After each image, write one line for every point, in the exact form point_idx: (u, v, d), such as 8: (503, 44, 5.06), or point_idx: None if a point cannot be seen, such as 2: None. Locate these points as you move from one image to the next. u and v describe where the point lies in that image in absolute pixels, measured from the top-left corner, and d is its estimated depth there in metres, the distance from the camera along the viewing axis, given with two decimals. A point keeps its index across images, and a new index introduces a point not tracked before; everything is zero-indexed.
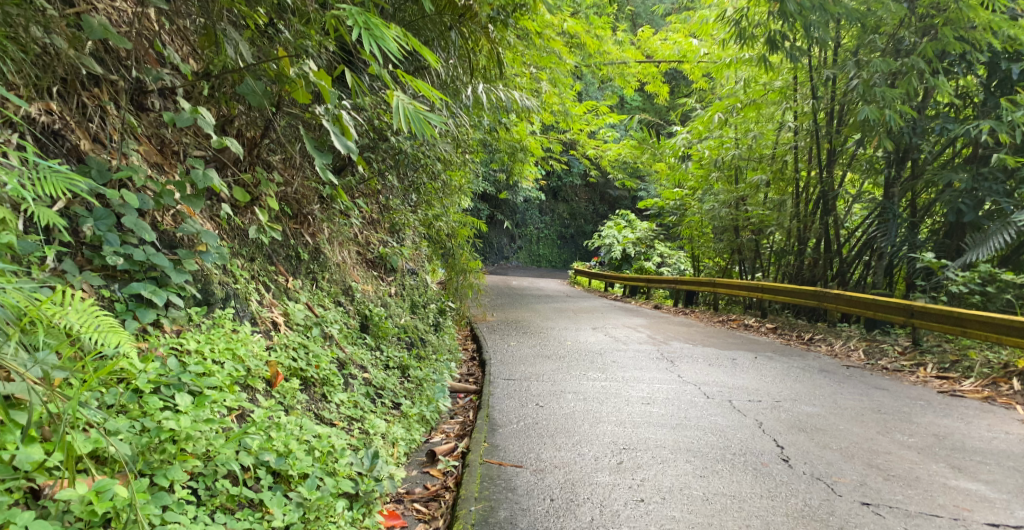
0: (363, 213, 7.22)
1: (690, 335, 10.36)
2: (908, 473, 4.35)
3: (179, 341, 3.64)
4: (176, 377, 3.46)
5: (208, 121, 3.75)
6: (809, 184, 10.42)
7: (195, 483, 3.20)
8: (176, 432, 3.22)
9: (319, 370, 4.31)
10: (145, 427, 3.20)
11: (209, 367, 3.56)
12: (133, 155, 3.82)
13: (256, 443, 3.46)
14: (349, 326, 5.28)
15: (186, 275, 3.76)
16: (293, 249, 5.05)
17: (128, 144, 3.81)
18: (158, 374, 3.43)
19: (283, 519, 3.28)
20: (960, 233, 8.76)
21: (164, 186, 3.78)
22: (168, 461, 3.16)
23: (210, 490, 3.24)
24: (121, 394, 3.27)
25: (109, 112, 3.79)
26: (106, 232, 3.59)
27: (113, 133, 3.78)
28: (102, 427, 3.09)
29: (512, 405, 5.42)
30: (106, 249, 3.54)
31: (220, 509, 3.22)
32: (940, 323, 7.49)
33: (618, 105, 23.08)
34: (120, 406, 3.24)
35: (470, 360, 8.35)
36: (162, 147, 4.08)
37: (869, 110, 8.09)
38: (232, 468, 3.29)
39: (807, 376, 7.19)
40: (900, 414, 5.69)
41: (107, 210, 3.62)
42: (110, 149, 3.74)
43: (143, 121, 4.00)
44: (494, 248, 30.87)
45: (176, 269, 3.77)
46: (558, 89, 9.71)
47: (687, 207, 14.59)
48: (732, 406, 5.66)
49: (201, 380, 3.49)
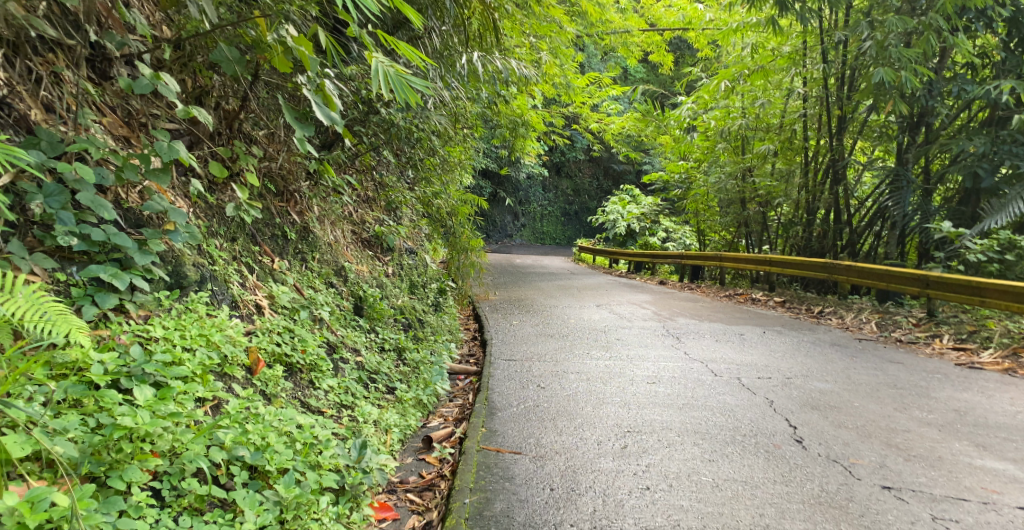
0: (357, 191, 7.02)
1: (697, 311, 10.15)
2: (929, 452, 4.15)
3: (145, 328, 3.47)
4: (139, 367, 3.29)
5: (171, 89, 3.49)
6: (818, 153, 10.15)
7: (158, 484, 3.04)
8: (133, 429, 3.05)
9: (306, 355, 4.15)
10: (100, 423, 3.04)
11: (177, 355, 3.43)
12: (93, 128, 3.62)
13: (230, 437, 3.28)
14: (341, 308, 5.09)
15: (152, 257, 3.58)
16: (278, 228, 4.88)
17: (86, 115, 3.61)
18: (118, 365, 3.25)
19: (256, 521, 3.11)
20: (975, 199, 8.49)
21: (127, 159, 3.54)
22: (126, 461, 3.00)
23: (177, 491, 3.08)
24: (71, 387, 3.08)
25: (64, 79, 3.59)
26: (59, 210, 3.39)
27: (69, 102, 3.58)
28: (47, 425, 2.94)
29: (512, 387, 5.24)
30: (59, 229, 3.35)
31: (188, 510, 3.06)
32: (957, 293, 7.25)
33: (621, 77, 22.72)
34: (72, 401, 3.08)
35: (471, 340, 8.17)
36: (128, 118, 3.87)
37: (883, 72, 7.84)
38: (200, 465, 3.12)
39: (818, 350, 6.99)
40: (918, 389, 5.48)
41: (60, 186, 3.41)
42: (65, 120, 3.55)
43: (106, 91, 3.79)
44: (497, 226, 30.64)
45: (141, 251, 3.59)
46: (560, 60, 9.46)
47: (692, 180, 14.35)
48: (741, 383, 5.46)
49: (168, 370, 3.33)
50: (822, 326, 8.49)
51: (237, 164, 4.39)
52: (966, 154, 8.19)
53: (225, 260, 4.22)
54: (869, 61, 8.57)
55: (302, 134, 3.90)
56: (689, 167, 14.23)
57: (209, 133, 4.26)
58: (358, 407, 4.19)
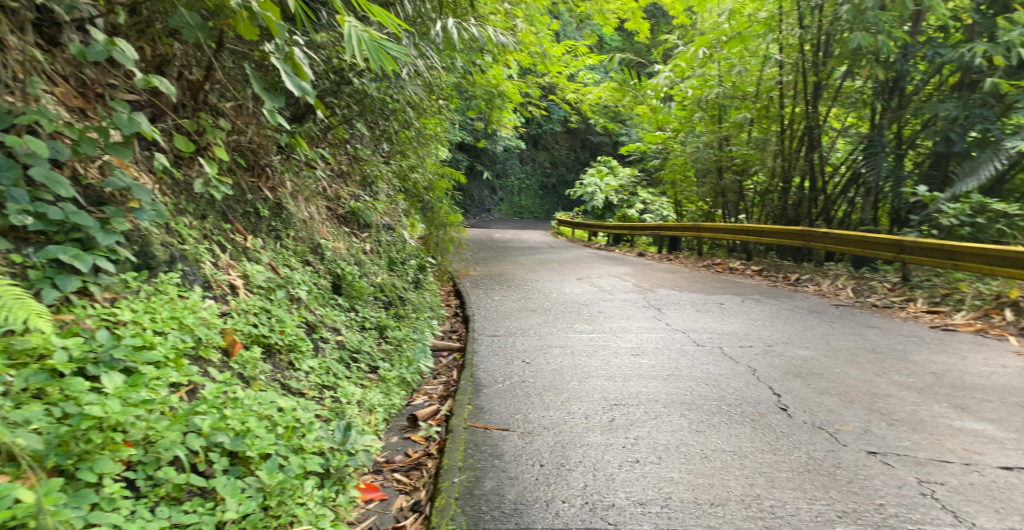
0: (331, 165, 6.87)
1: (677, 281, 10.15)
2: (910, 416, 4.14)
3: (111, 312, 3.34)
4: (107, 353, 3.16)
5: (126, 56, 3.31)
6: (794, 120, 10.13)
7: (132, 474, 2.94)
8: (102, 419, 2.92)
9: (284, 336, 4.06)
10: (66, 413, 2.91)
11: (148, 339, 3.31)
12: (44, 99, 3.42)
13: (208, 423, 3.18)
14: (318, 287, 4.96)
15: (115, 237, 3.43)
16: (250, 205, 4.76)
17: (36, 84, 3.40)
18: (85, 350, 3.14)
19: (239, 511, 3.02)
20: (947, 163, 8.48)
21: (83, 132, 3.36)
22: (96, 452, 2.88)
23: (153, 481, 2.99)
24: (34, 376, 2.96)
25: (8, 44, 3.36)
26: (10, 187, 3.20)
27: (18, 72, 3.38)
28: (8, 418, 2.79)
29: (497, 363, 5.17)
30: (11, 208, 3.17)
31: (165, 500, 2.97)
32: (930, 257, 7.27)
33: (596, 47, 22.51)
34: (35, 390, 2.95)
35: (453, 316, 8.09)
36: (82, 89, 3.72)
37: (860, 37, 7.88)
38: (177, 453, 3.03)
39: (797, 317, 7.01)
40: (895, 353, 5.48)
41: (10, 161, 3.23)
42: (13, 91, 3.35)
43: (57, 59, 3.61)
44: (475, 200, 30.48)
45: (104, 230, 3.44)
46: (535, 28, 9.31)
47: (668, 150, 14.30)
48: (724, 352, 5.44)
49: (138, 355, 3.21)
50: (799, 293, 8.52)
51: (203, 138, 4.24)
52: (938, 120, 8.22)
53: (196, 240, 4.07)
54: (845, 26, 8.54)
55: (272, 106, 3.94)
56: (666, 137, 14.16)
57: (172, 104, 4.11)
58: (341, 388, 4.10)
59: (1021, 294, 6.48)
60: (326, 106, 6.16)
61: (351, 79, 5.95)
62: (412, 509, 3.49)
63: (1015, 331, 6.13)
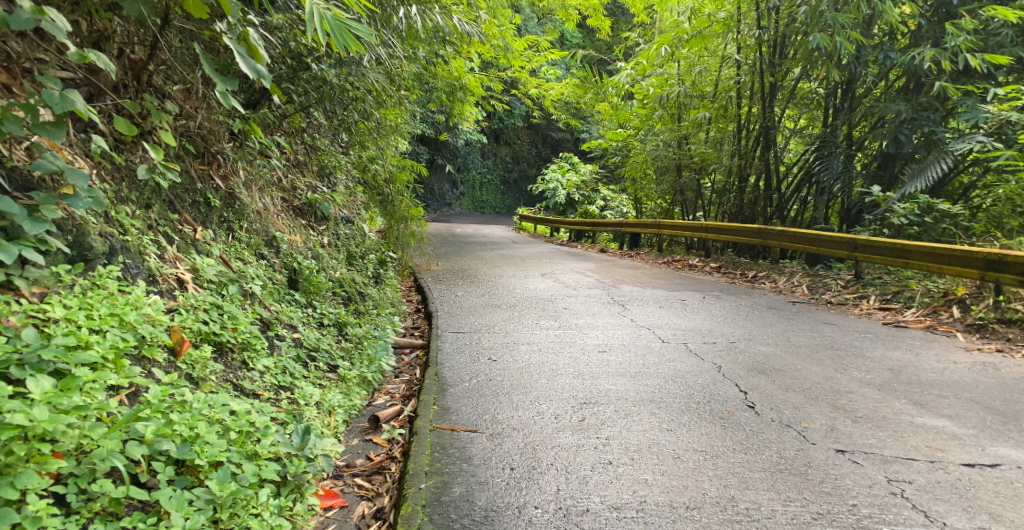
0: (287, 154, 6.63)
1: (639, 277, 10.12)
2: (872, 413, 3.87)
3: (40, 308, 3.10)
4: (35, 354, 2.94)
5: (58, 26, 3.04)
6: (751, 119, 10.19)
7: (62, 489, 2.73)
8: (27, 428, 2.71)
9: (237, 334, 3.83)
10: None
11: (83, 339, 3.09)
12: None
13: (151, 430, 2.97)
14: (273, 282, 4.83)
15: (44, 225, 3.15)
16: (200, 195, 4.52)
17: None
18: (10, 351, 2.90)
19: (184, 525, 2.81)
20: (895, 163, 8.64)
21: (6, 110, 3.09)
22: (19, 465, 2.67)
23: (85, 495, 2.78)
24: None
25: None
26: None
27: None
28: None
29: (462, 361, 5.02)
30: None
31: (100, 516, 2.78)
32: (883, 256, 7.27)
33: (558, 43, 22.42)
34: None
35: (415, 312, 7.90)
36: (8, 62, 3.40)
37: (819, 37, 7.82)
38: (114, 464, 2.82)
39: (758, 313, 6.99)
40: (853, 349, 5.32)
41: None
42: None
43: None
44: (436, 195, 30.23)
45: (31, 218, 3.16)
46: (498, 20, 9.15)
47: (629, 147, 14.29)
48: (689, 349, 5.36)
49: (70, 356, 2.98)
50: (757, 290, 8.51)
51: (149, 120, 3.98)
52: (888, 120, 8.28)
53: (140, 230, 3.81)
54: (802, 27, 8.60)
55: (226, 87, 3.77)
56: (627, 134, 14.11)
57: (112, 83, 3.84)
58: (298, 388, 3.92)
59: (966, 291, 6.51)
60: (282, 91, 5.91)
61: (309, 63, 5.72)
62: (374, 516, 3.33)
63: (962, 327, 6.13)
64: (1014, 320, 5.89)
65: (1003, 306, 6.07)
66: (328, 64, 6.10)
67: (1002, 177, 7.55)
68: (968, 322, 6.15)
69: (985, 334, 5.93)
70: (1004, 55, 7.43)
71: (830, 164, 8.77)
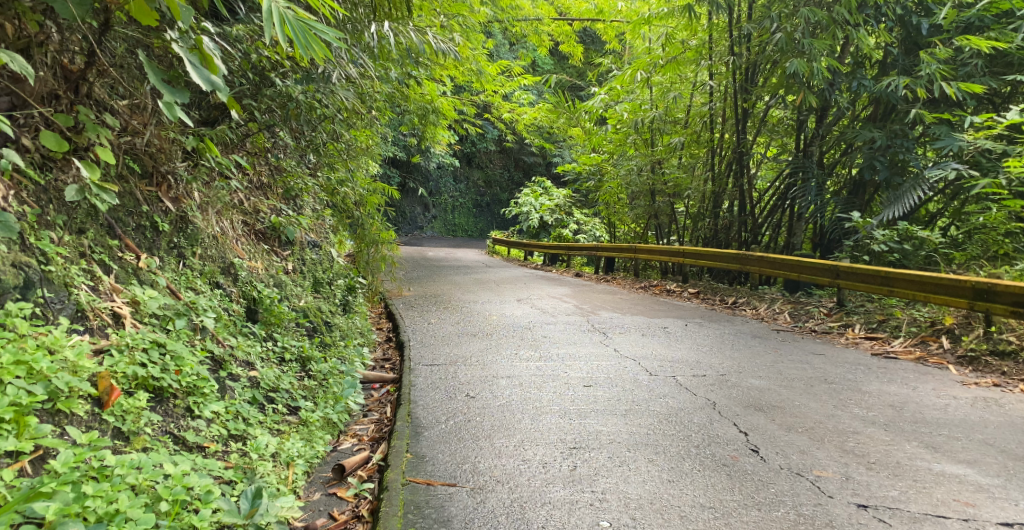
0: (248, 175, 6.22)
1: (617, 303, 9.83)
2: (885, 457, 3.56)
3: None
4: None
5: None
6: (724, 145, 10.04)
7: None
8: None
9: (181, 378, 3.44)
10: None
11: None
12: None
13: (53, 510, 2.63)
14: (228, 314, 4.56)
15: None
16: (146, 218, 4.18)
17: None
18: None
19: None
20: (867, 189, 8.50)
21: None
22: None
23: None
24: None
25: None
26: None
27: None
28: None
29: (438, 400, 4.64)
30: None
31: None
32: (866, 283, 6.97)
33: (530, 68, 22.22)
34: None
35: (385, 341, 7.49)
36: None
37: (796, 64, 7.58)
38: None
39: (744, 342, 6.71)
40: (848, 383, 4.87)
41: None
42: None
43: None
44: (407, 218, 29.90)
45: None
46: (472, 42, 8.85)
47: (603, 172, 14.05)
48: (678, 383, 5.02)
49: None
50: (738, 317, 8.22)
51: (84, 135, 3.58)
52: (867, 147, 8.06)
53: (68, 258, 3.43)
54: (774, 55, 8.42)
55: (174, 99, 3.38)
56: (600, 159, 13.84)
57: (42, 93, 3.45)
58: (252, 437, 3.57)
59: (955, 321, 6.20)
60: (242, 108, 5.53)
61: (272, 77, 5.39)
62: None
63: (954, 360, 5.81)
64: (1007, 353, 5.58)
65: (995, 337, 5.77)
66: (293, 80, 5.75)
67: (984, 206, 7.29)
68: (959, 354, 5.84)
69: (979, 368, 5.61)
70: (979, 83, 7.22)
71: (808, 190, 8.53)
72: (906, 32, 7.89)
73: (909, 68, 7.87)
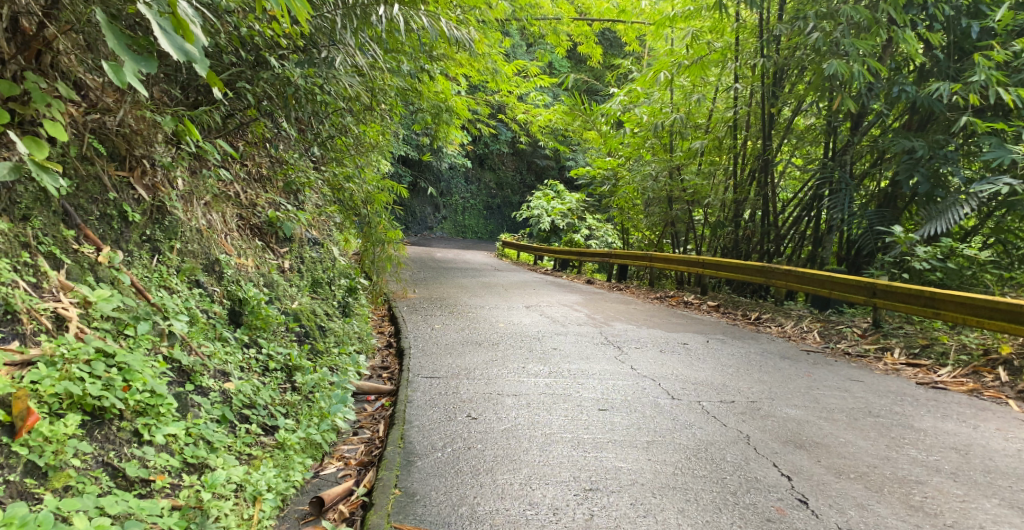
0: (245, 166, 5.78)
1: (632, 313, 9.32)
2: (967, 522, 3.09)
3: None
4: None
5: None
6: (751, 151, 9.51)
7: None
8: None
9: (128, 395, 3.19)
10: None
11: None
12: None
13: None
14: (207, 316, 4.13)
15: None
16: (112, 208, 3.81)
17: None
18: None
19: None
20: (899, 198, 7.88)
21: None
22: None
23: None
24: None
25: None
26: None
27: None
28: None
29: (436, 421, 4.19)
30: None
31: None
32: (907, 304, 6.43)
33: (548, 69, 21.72)
34: None
35: (385, 347, 7.02)
36: None
37: (836, 65, 7.04)
38: None
39: (772, 363, 6.20)
40: (898, 418, 4.32)
41: None
42: None
43: None
44: (417, 218, 29.53)
45: None
46: (488, 35, 8.37)
47: (618, 177, 13.47)
48: (705, 410, 4.51)
49: None
50: (762, 334, 7.69)
51: (30, 107, 3.30)
52: (907, 157, 7.44)
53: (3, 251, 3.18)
54: (808, 57, 7.90)
55: (139, 67, 2.92)
56: (617, 163, 13.28)
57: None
58: (211, 468, 3.32)
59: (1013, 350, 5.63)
60: (235, 91, 5.08)
61: (268, 58, 4.96)
62: None
63: (1012, 394, 5.26)
64: None
65: None
66: (293, 62, 5.30)
67: None
68: (1020, 389, 5.28)
69: None
70: None
71: (841, 201, 7.96)
72: (953, 36, 7.34)
73: (959, 75, 7.30)
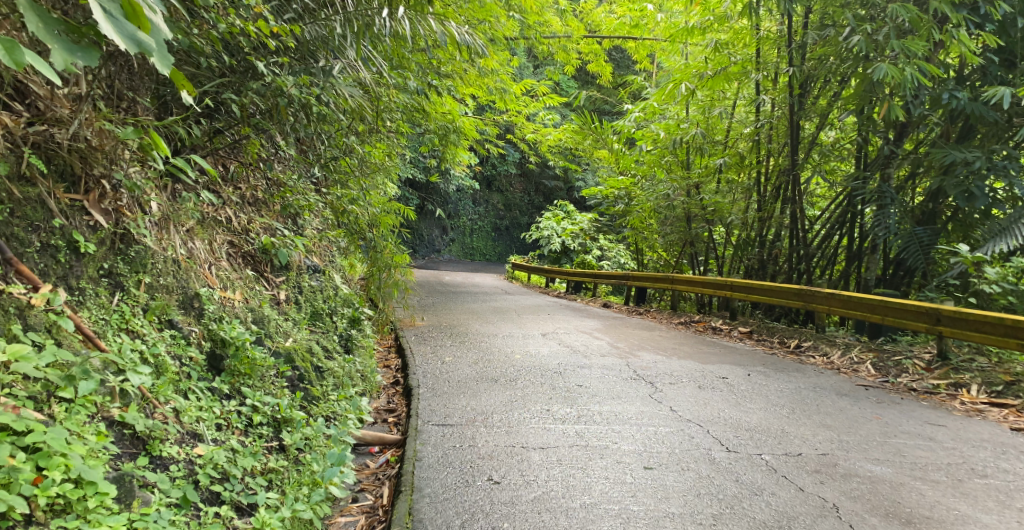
0: (237, 188, 5.12)
1: (659, 341, 8.56)
2: None
3: None
4: None
5: None
6: (775, 168, 8.78)
7: None
8: None
9: (42, 487, 2.56)
10: None
11: None
12: None
13: None
14: (181, 364, 3.46)
15: None
16: (59, 239, 3.18)
17: None
18: None
19: None
20: (939, 214, 7.07)
21: None
22: None
23: None
24: None
25: None
26: None
27: None
28: None
29: (451, 487, 3.49)
30: None
31: None
32: (981, 333, 5.72)
33: (556, 88, 21.13)
34: None
35: (391, 385, 6.31)
36: None
37: (885, 69, 6.24)
38: None
39: (833, 401, 5.47)
40: (1012, 480, 3.69)
41: None
42: None
43: None
44: (424, 241, 28.94)
45: None
46: (498, 51, 7.77)
47: (632, 196, 12.75)
48: (769, 466, 3.80)
49: None
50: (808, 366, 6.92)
51: None
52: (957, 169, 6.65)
53: None
54: (842, 66, 7.20)
55: (76, 59, 2.34)
56: (630, 183, 12.56)
57: None
58: None
59: None
60: (219, 103, 4.44)
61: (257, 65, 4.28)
62: None
63: None
64: None
65: None
66: (289, 70, 4.68)
67: None
68: None
69: None
70: None
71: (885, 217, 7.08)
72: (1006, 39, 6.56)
73: (1012, 82, 6.53)
